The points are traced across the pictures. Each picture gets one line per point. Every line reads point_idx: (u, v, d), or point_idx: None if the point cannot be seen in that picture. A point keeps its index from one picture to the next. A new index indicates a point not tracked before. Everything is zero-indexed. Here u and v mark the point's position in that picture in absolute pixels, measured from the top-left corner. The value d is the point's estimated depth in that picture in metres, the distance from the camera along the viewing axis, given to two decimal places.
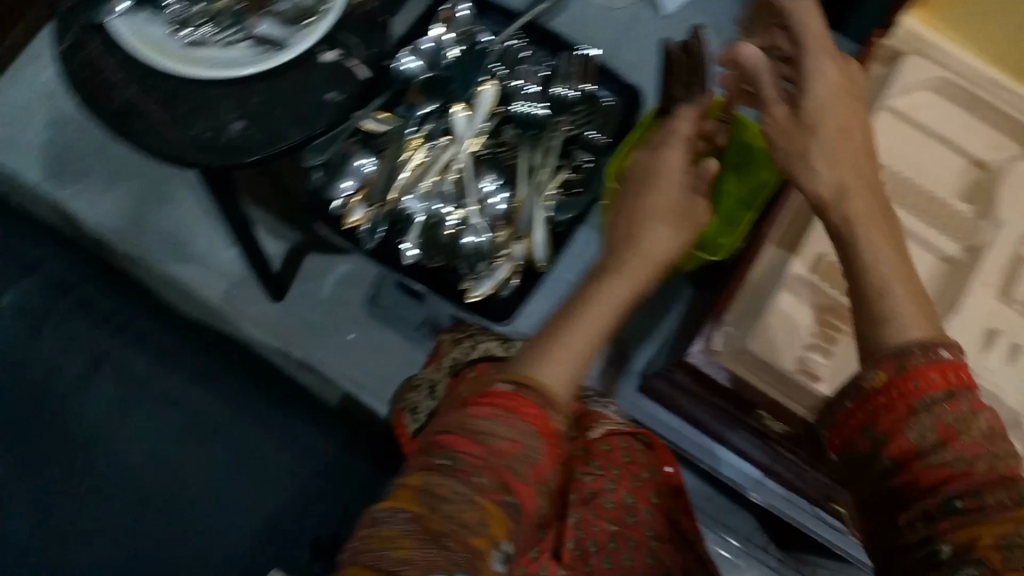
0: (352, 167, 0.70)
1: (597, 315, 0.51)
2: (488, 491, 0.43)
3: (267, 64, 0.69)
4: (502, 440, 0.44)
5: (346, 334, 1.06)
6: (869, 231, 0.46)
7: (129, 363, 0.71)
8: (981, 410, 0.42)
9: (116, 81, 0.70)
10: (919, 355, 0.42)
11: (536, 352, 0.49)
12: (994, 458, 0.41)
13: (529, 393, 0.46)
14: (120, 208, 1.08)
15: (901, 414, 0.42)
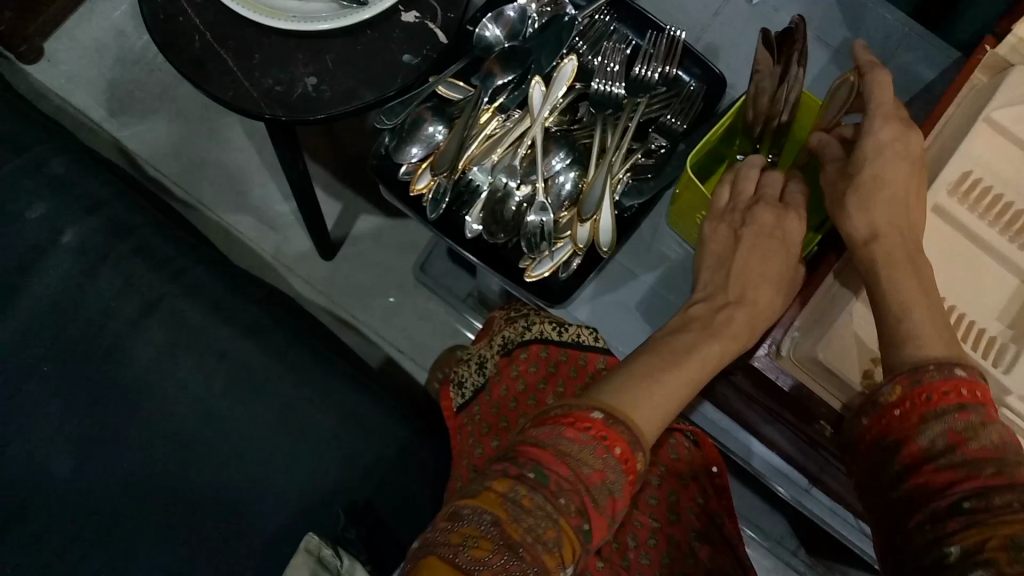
0: (423, 134, 0.68)
1: (684, 369, 0.50)
2: (568, 514, 0.41)
3: (346, 21, 0.69)
4: (589, 467, 0.42)
5: (388, 297, 1.06)
6: (900, 272, 0.44)
7: (180, 310, 0.71)
8: (995, 421, 0.40)
9: (191, 30, 0.70)
10: (932, 368, 0.41)
11: (627, 384, 0.48)
12: (1006, 462, 0.39)
13: (621, 427, 0.44)
14: (180, 154, 1.09)
15: (912, 423, 0.41)
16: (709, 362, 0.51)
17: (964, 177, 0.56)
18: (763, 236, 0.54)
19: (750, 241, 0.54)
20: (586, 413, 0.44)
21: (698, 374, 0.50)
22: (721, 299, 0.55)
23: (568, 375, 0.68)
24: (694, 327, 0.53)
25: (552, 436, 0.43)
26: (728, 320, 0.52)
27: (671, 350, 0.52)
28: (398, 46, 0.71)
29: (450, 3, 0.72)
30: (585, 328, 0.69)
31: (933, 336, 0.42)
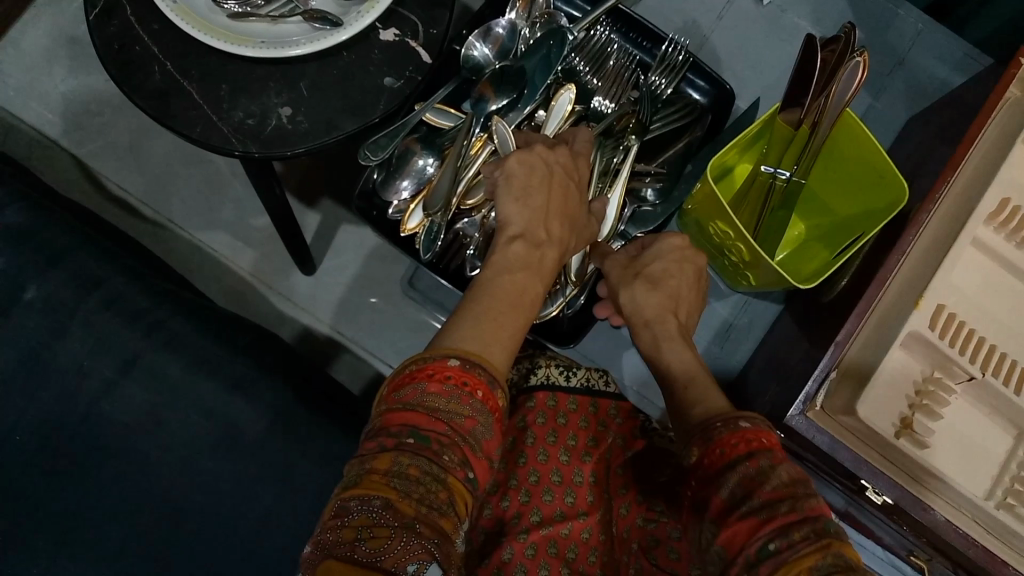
0: (415, 167, 0.64)
1: (520, 307, 0.50)
2: (454, 469, 0.42)
3: (319, 45, 0.63)
4: (458, 417, 0.43)
5: (368, 297, 1.00)
6: (676, 346, 0.53)
7: (159, 366, 0.66)
8: (781, 463, 0.43)
9: (152, 59, 0.64)
10: (720, 427, 0.45)
11: (475, 317, 0.48)
12: (797, 499, 0.40)
13: (481, 370, 0.45)
14: (143, 168, 1.02)
15: (711, 477, 0.44)
16: (530, 297, 0.51)
17: (1002, 204, 0.52)
18: (564, 177, 0.56)
19: (558, 178, 0.56)
20: (444, 363, 0.44)
21: (521, 316, 0.50)
22: (534, 234, 0.53)
23: (579, 425, 0.61)
24: (515, 264, 0.52)
25: (416, 397, 0.43)
26: (544, 259, 0.53)
27: (506, 289, 0.50)
28: (378, 69, 0.65)
29: (431, 18, 0.67)
30: (594, 371, 0.64)
31: (714, 397, 0.49)
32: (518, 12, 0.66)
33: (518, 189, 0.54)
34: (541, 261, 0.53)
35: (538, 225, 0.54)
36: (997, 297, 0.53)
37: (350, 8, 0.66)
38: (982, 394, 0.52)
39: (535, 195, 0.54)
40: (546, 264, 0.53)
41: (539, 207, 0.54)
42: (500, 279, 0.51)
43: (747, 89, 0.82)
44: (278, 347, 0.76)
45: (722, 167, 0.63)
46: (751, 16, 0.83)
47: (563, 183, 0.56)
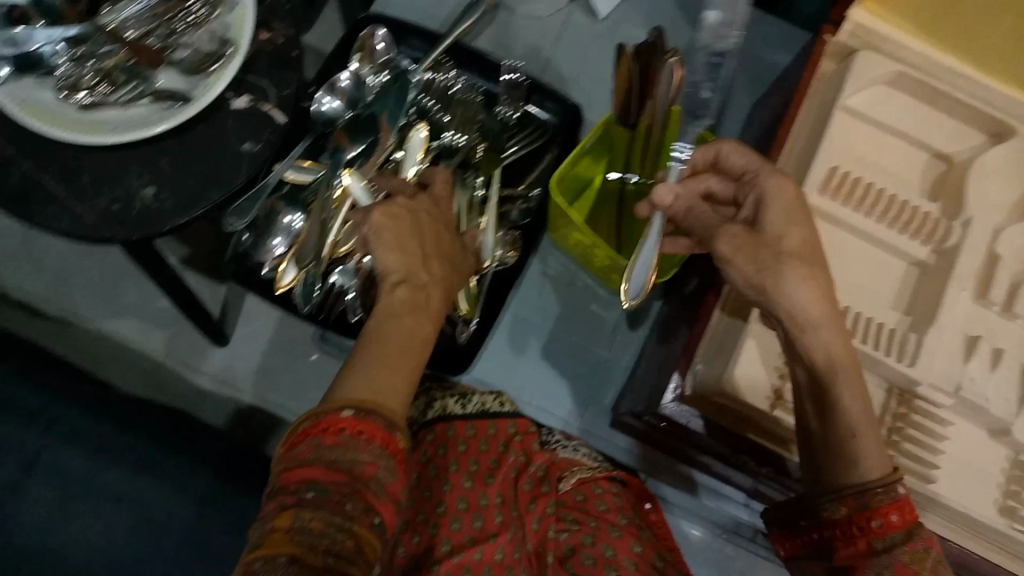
0: (282, 225, 0.66)
1: (412, 353, 0.51)
2: (359, 516, 0.43)
3: (177, 120, 0.64)
4: (359, 464, 0.44)
5: (306, 356, 1.00)
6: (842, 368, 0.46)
7: (62, 463, 0.65)
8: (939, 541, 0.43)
9: (8, 160, 0.64)
10: (878, 492, 0.44)
11: (364, 369, 0.48)
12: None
13: (378, 416, 0.46)
14: (39, 268, 1.01)
15: (860, 550, 0.44)
16: (421, 338, 0.52)
17: (830, 173, 0.57)
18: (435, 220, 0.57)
19: (428, 222, 0.57)
20: (338, 415, 0.45)
21: (411, 357, 0.51)
22: (416, 276, 0.54)
23: (479, 449, 0.61)
24: (402, 309, 0.52)
25: (313, 451, 0.44)
26: (428, 300, 0.54)
27: (396, 337, 0.50)
28: (235, 136, 0.66)
29: (281, 80, 0.68)
30: (487, 395, 0.66)
31: (871, 457, 0.45)
32: (361, 62, 0.68)
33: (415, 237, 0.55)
34: (428, 302, 0.54)
35: (418, 269, 0.54)
36: (839, 259, 0.57)
37: (197, 82, 0.67)
38: (847, 354, 0.55)
39: (411, 241, 0.55)
40: (432, 303, 0.54)
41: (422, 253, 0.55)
42: (387, 326, 0.51)
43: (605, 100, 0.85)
44: (186, 425, 0.76)
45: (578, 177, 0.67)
46: (595, 34, 0.86)
47: (437, 226, 0.57)
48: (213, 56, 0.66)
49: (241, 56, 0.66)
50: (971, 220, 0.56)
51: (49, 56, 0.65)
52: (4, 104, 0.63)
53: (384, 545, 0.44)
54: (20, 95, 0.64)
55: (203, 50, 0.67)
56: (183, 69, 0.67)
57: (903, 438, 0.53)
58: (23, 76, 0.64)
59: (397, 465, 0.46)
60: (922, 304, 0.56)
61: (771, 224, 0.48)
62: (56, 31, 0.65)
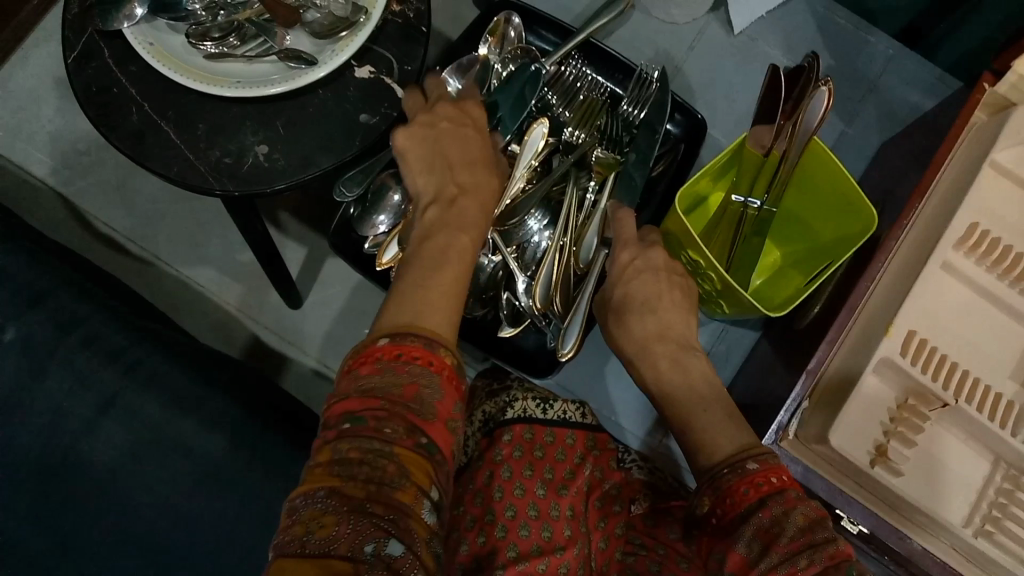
0: (391, 201, 0.65)
1: (449, 265, 0.49)
2: (401, 440, 0.40)
3: (298, 82, 0.64)
4: (398, 387, 0.41)
5: (364, 327, 1.00)
6: (677, 382, 0.52)
7: (138, 406, 0.65)
8: (794, 506, 0.42)
9: (129, 101, 0.65)
10: (727, 474, 0.45)
11: (406, 288, 0.47)
12: (816, 549, 0.40)
13: (414, 338, 0.43)
14: (130, 205, 1.03)
15: (727, 525, 0.44)
16: (458, 249, 0.50)
17: (971, 230, 0.53)
18: (456, 127, 0.57)
19: (451, 133, 0.57)
20: (374, 344, 0.43)
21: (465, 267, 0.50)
22: (447, 194, 0.54)
23: (555, 458, 0.60)
24: (435, 225, 0.52)
25: (353, 384, 0.42)
26: (463, 213, 0.53)
27: (434, 252, 0.50)
28: (354, 105, 0.66)
29: (406, 55, 0.67)
30: (569, 404, 0.64)
31: (718, 441, 0.47)
32: (490, 47, 0.68)
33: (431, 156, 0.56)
34: (465, 216, 0.53)
35: (446, 186, 0.54)
36: (964, 320, 0.53)
37: (324, 46, 0.66)
38: (958, 420, 0.51)
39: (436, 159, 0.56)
40: (467, 214, 0.53)
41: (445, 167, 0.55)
42: (423, 244, 0.51)
43: (724, 119, 0.82)
44: (260, 384, 0.76)
45: (695, 196, 0.64)
46: (723, 49, 0.83)
47: (459, 134, 0.57)
48: (344, 22, 0.65)
49: (371, 26, 0.64)
50: None
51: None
52: (136, 43, 0.63)
53: (441, 469, 0.41)
54: (149, 40, 0.64)
55: (335, 15, 0.65)
56: (312, 31, 0.65)
57: (1003, 515, 0.49)
58: (156, 17, 0.64)
59: (447, 386, 0.43)
60: None
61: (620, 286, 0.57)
62: None
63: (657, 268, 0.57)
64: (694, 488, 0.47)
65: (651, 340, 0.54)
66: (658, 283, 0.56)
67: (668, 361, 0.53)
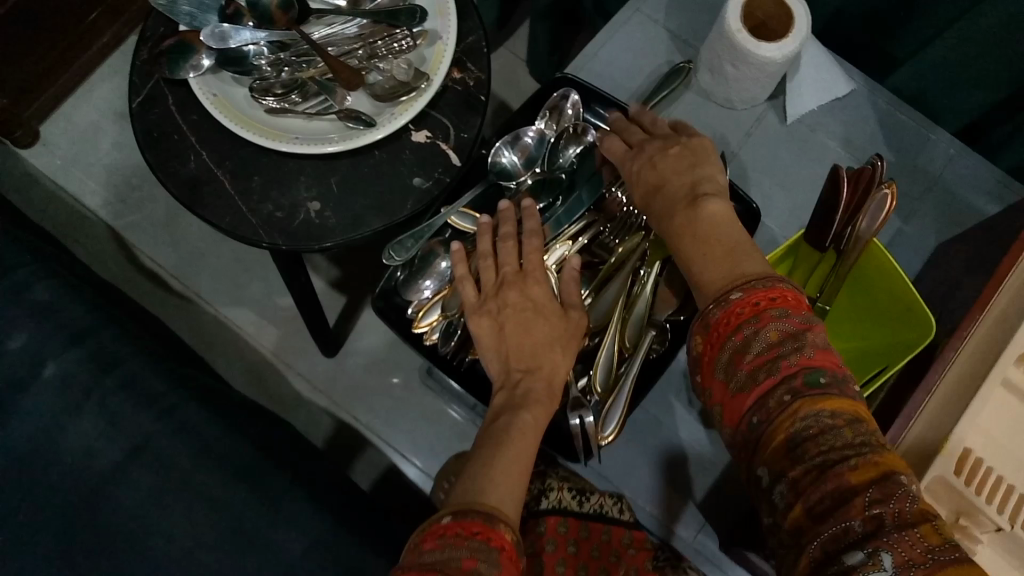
0: (438, 268, 0.66)
1: (518, 444, 0.51)
2: None
3: (356, 141, 0.63)
4: (456, 561, 0.43)
5: (391, 377, 0.99)
6: (689, 246, 0.50)
7: (167, 452, 0.64)
8: (767, 323, 0.43)
9: (189, 148, 0.66)
10: (713, 308, 0.46)
11: (475, 471, 0.50)
12: (778, 362, 0.42)
13: (475, 514, 0.46)
14: (177, 242, 1.04)
15: (711, 357, 0.46)
16: (528, 430, 0.52)
17: None
18: (522, 310, 0.58)
19: (512, 317, 0.58)
20: (438, 522, 0.46)
21: (531, 444, 0.52)
22: (509, 379, 0.56)
23: (590, 555, 0.64)
24: (500, 412, 0.54)
25: (416, 559, 0.44)
26: (528, 393, 0.54)
27: (513, 435, 0.52)
28: (408, 168, 0.66)
29: (463, 122, 0.67)
30: (606, 498, 0.68)
31: (713, 275, 0.48)
32: (548, 122, 0.68)
33: (502, 326, 0.58)
34: (535, 394, 0.54)
35: (507, 372, 0.56)
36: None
37: (384, 108, 0.66)
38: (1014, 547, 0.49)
39: (532, 332, 0.57)
40: (532, 394, 0.54)
41: (514, 338, 0.57)
42: (492, 426, 0.53)
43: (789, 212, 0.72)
44: (285, 440, 0.74)
45: None
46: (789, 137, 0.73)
47: (522, 319, 0.58)
48: (405, 87, 0.65)
49: (432, 93, 0.65)
50: None
51: (251, 57, 0.66)
52: (200, 93, 0.64)
53: None
54: (212, 90, 0.65)
55: (397, 79, 0.66)
56: (374, 93, 0.66)
57: None
58: (222, 69, 0.66)
59: (506, 563, 0.44)
60: None
61: (650, 171, 0.56)
62: (260, 34, 0.66)
63: (659, 150, 0.56)
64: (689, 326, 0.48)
65: (674, 198, 0.53)
66: (679, 157, 0.55)
67: (683, 223, 0.51)
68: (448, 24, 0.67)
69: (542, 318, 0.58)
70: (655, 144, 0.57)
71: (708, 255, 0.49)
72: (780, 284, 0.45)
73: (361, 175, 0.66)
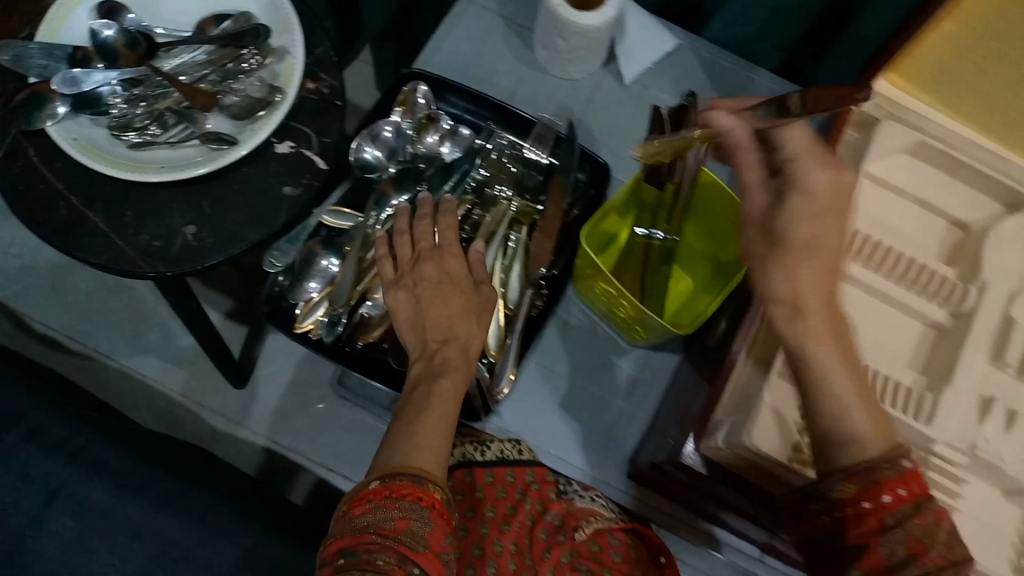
0: (319, 267, 0.69)
1: (437, 411, 0.55)
2: (392, 569, 0.45)
3: (220, 161, 0.66)
4: (389, 521, 0.47)
5: (315, 405, 0.97)
6: (829, 363, 0.47)
7: (86, 491, 0.65)
8: (944, 515, 0.44)
9: (57, 194, 0.67)
10: (885, 467, 0.45)
11: (399, 440, 0.53)
12: (958, 568, 0.43)
13: (403, 477, 0.49)
14: (67, 303, 1.03)
15: (871, 527, 0.44)
16: (447, 396, 0.56)
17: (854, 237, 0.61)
18: (439, 287, 0.61)
19: (428, 293, 0.61)
20: (367, 486, 0.49)
21: (452, 408, 0.56)
22: (427, 351, 0.59)
23: (496, 497, 0.67)
24: (422, 380, 0.57)
25: (349, 522, 0.48)
26: (446, 361, 0.57)
27: (435, 405, 0.55)
28: (277, 180, 0.69)
29: (324, 128, 0.71)
30: (505, 443, 0.70)
31: (867, 432, 0.46)
32: (402, 115, 0.72)
33: (421, 305, 0.61)
34: (456, 365, 0.58)
35: (426, 343, 0.59)
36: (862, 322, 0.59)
37: (244, 127, 0.69)
38: None
39: (450, 302, 0.60)
40: (452, 364, 0.57)
41: (432, 315, 0.60)
42: (419, 394, 0.56)
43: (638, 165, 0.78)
44: (203, 461, 0.75)
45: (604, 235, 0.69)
46: (626, 98, 0.79)
47: (438, 292, 0.61)
48: (261, 102, 0.69)
49: (288, 103, 0.68)
50: (985, 285, 0.58)
51: (106, 96, 0.68)
52: (60, 139, 0.66)
53: None
54: (72, 134, 0.66)
55: (251, 97, 0.69)
56: (232, 114, 0.69)
57: None
58: (79, 113, 0.67)
59: (433, 516, 0.48)
60: (939, 363, 0.57)
61: (800, 232, 0.50)
62: (112, 74, 0.69)
63: (821, 209, 0.50)
64: (845, 474, 0.45)
65: (808, 301, 0.49)
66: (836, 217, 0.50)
67: (824, 331, 0.48)
68: (293, 38, 0.71)
69: (456, 291, 0.61)
70: (832, 196, 0.50)
71: (840, 379, 0.47)
72: (917, 467, 0.45)
73: (228, 194, 0.69)
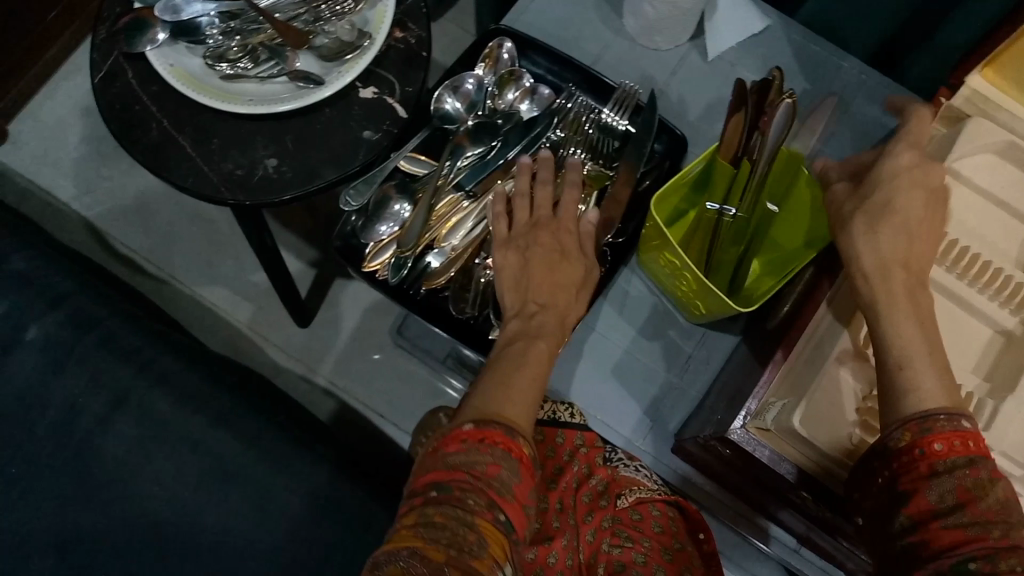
0: (391, 211, 0.71)
1: (529, 366, 0.54)
2: (481, 511, 0.44)
3: (306, 99, 0.68)
4: (481, 465, 0.46)
5: (370, 354, 1.02)
6: (905, 321, 0.48)
7: (151, 402, 0.68)
8: (998, 476, 0.44)
9: (150, 115, 0.69)
10: (942, 417, 0.44)
11: (492, 388, 0.52)
12: (1010, 526, 0.42)
13: (496, 425, 0.49)
14: (149, 227, 1.08)
15: (921, 474, 0.45)
16: (538, 355, 0.56)
17: None
18: (548, 253, 0.61)
19: (540, 256, 0.61)
20: (460, 428, 0.49)
21: (545, 371, 0.56)
22: (528, 309, 0.59)
23: (546, 455, 0.69)
24: (515, 338, 0.57)
25: (441, 459, 0.47)
26: (543, 324, 0.58)
27: (529, 359, 0.55)
28: (359, 123, 0.70)
29: (407, 77, 0.72)
30: (558, 404, 0.72)
31: (933, 390, 0.46)
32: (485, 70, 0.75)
33: (534, 271, 0.61)
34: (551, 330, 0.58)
35: (527, 300, 0.60)
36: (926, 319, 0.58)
37: (331, 68, 0.71)
38: None
39: (561, 271, 0.61)
40: (546, 325, 0.58)
41: (538, 278, 0.60)
42: (513, 349, 0.56)
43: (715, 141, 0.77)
44: (261, 388, 0.78)
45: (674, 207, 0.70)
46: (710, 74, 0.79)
47: (548, 261, 0.61)
48: (350, 46, 0.70)
49: (375, 50, 0.70)
50: None
51: (203, 26, 0.71)
52: (157, 64, 0.68)
53: (513, 546, 0.45)
54: (169, 61, 0.69)
55: (341, 39, 0.70)
56: (321, 54, 0.71)
57: None
58: (177, 40, 0.70)
59: (521, 471, 0.48)
60: (1004, 370, 0.56)
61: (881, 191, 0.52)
62: (210, 6, 0.71)
63: (919, 182, 0.52)
64: (899, 419, 0.46)
65: (893, 261, 0.49)
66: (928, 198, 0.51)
67: (903, 294, 0.48)
68: None
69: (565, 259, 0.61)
70: (915, 166, 0.52)
71: (923, 353, 0.47)
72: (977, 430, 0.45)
73: (308, 133, 0.70)
